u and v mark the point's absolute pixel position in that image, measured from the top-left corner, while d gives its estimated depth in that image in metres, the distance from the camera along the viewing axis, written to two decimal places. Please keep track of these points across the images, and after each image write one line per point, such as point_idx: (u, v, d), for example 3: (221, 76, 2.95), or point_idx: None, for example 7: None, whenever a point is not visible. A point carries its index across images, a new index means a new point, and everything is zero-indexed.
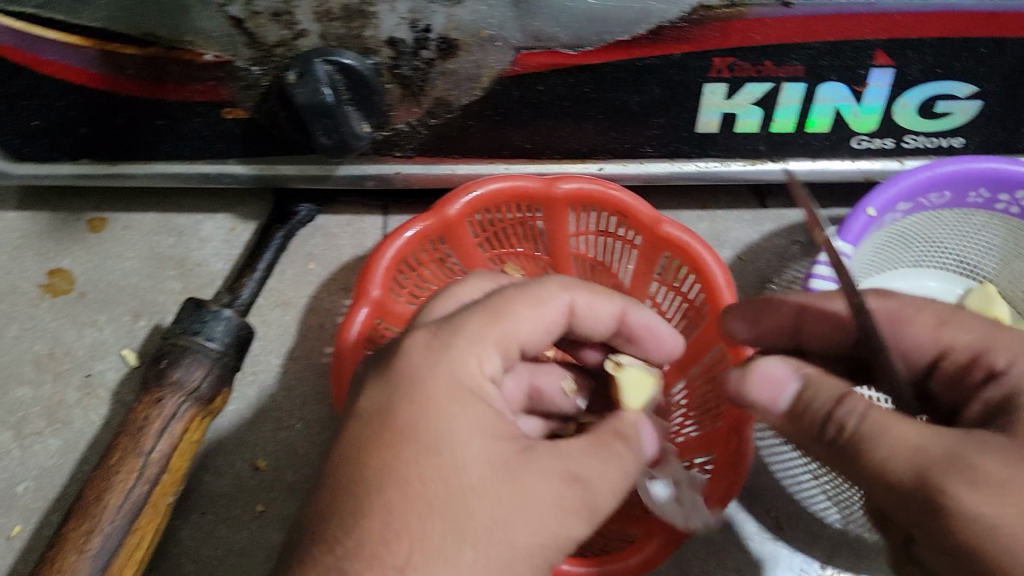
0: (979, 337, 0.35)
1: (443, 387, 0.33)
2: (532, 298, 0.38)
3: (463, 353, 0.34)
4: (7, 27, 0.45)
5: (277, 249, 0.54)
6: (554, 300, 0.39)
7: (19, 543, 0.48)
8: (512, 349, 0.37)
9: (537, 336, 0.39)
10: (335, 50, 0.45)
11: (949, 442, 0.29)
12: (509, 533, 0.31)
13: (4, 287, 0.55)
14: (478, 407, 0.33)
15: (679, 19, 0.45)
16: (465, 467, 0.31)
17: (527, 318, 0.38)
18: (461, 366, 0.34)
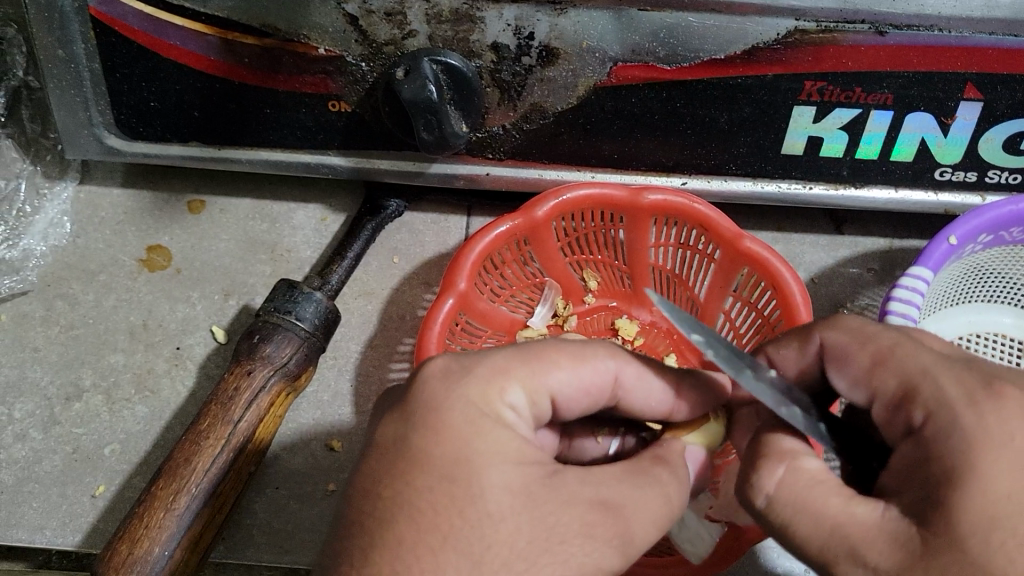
0: None
1: (472, 395, 0.32)
2: (581, 368, 0.35)
3: (483, 379, 0.33)
4: (138, 12, 0.47)
5: (367, 240, 0.57)
6: (601, 369, 0.36)
7: (102, 502, 0.49)
8: (542, 401, 0.35)
9: (575, 396, 0.36)
10: (442, 51, 0.47)
11: (831, 519, 0.30)
12: (533, 565, 0.29)
13: (105, 260, 0.57)
14: (498, 432, 0.32)
15: (775, 41, 0.46)
16: (486, 479, 0.30)
17: (570, 375, 0.35)
18: (484, 386, 0.33)
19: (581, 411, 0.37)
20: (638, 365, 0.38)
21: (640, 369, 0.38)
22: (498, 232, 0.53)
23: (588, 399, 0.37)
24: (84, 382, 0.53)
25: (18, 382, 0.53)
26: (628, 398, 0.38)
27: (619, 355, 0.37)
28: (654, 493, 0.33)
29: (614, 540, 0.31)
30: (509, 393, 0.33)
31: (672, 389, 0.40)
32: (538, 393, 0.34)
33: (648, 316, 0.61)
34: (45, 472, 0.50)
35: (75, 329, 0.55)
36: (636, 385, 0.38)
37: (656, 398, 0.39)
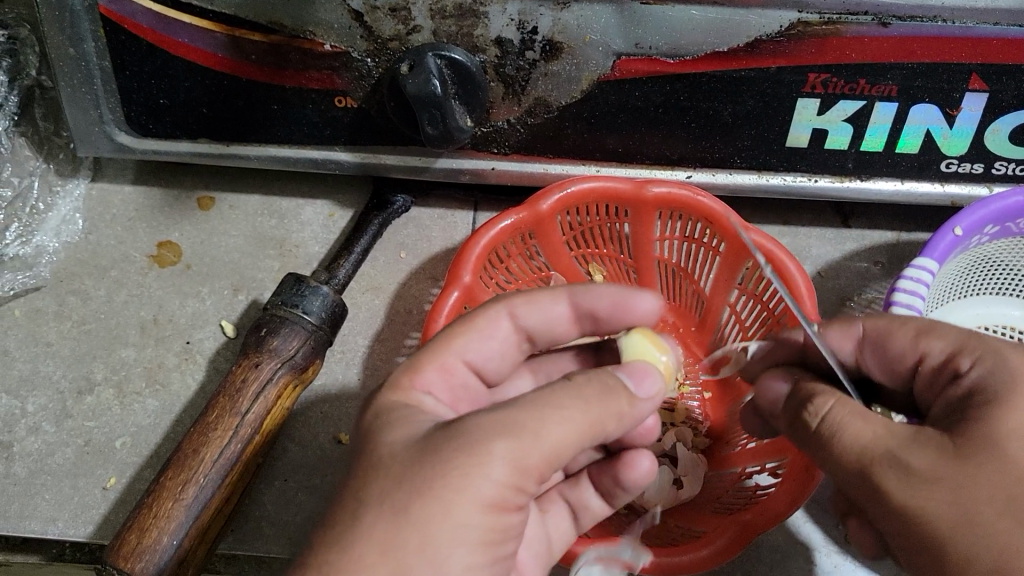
0: (954, 342, 0.36)
1: (394, 397, 0.36)
2: (479, 327, 0.41)
3: (398, 383, 0.37)
4: (147, 10, 0.48)
5: (374, 235, 0.57)
6: (496, 323, 0.42)
7: (113, 494, 0.50)
8: (459, 367, 0.40)
9: (484, 351, 0.41)
10: (446, 46, 0.48)
11: (889, 436, 0.34)
12: (444, 481, 0.30)
13: (117, 256, 0.58)
14: (410, 416, 0.35)
15: (778, 33, 0.47)
16: (388, 441, 0.33)
17: (470, 337, 0.41)
18: (398, 387, 0.37)
19: (500, 364, 0.43)
20: (523, 296, 0.42)
21: (528, 307, 0.43)
22: (502, 225, 0.54)
23: (500, 350, 0.42)
24: (96, 376, 0.54)
25: (31, 376, 0.54)
26: (531, 327, 0.43)
27: (504, 299, 0.42)
28: (567, 401, 0.33)
29: (501, 438, 0.31)
30: (422, 383, 0.37)
31: (565, 309, 0.44)
32: (451, 359, 0.39)
33: None
34: (57, 464, 0.51)
35: (87, 324, 0.56)
36: (529, 316, 0.43)
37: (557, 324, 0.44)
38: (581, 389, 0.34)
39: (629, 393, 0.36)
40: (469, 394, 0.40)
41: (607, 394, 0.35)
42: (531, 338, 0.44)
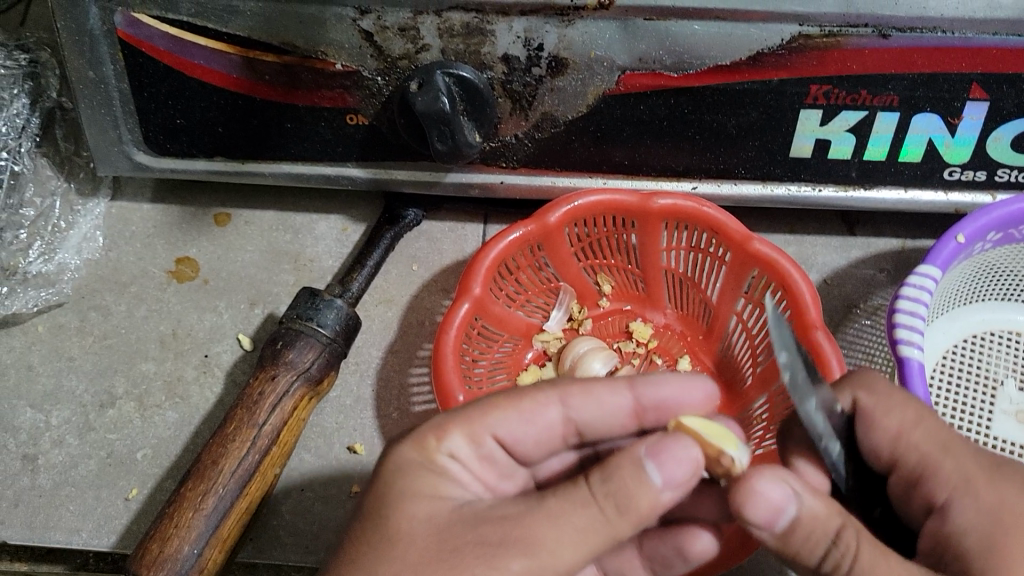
0: (935, 447, 0.37)
1: (411, 457, 0.36)
2: (523, 410, 0.38)
3: (422, 447, 0.36)
4: (164, 34, 0.49)
5: (386, 248, 0.58)
6: (544, 409, 0.39)
7: (135, 505, 0.51)
8: (489, 443, 0.37)
9: (524, 435, 0.38)
10: (454, 64, 0.49)
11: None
12: None
13: (136, 272, 0.60)
14: (428, 490, 0.35)
15: (780, 46, 0.47)
16: (406, 516, 0.33)
17: (509, 414, 0.38)
18: (422, 447, 0.36)
19: (535, 448, 0.39)
20: (579, 386, 0.40)
21: (583, 401, 0.40)
22: (511, 238, 0.55)
23: (538, 436, 0.39)
24: (117, 390, 0.55)
25: (55, 391, 0.55)
26: (582, 420, 0.40)
27: (559, 385, 0.39)
28: (582, 517, 0.32)
29: (518, 556, 0.32)
30: (450, 448, 0.36)
31: (625, 402, 0.41)
32: (480, 433, 0.37)
33: (662, 319, 0.63)
34: (81, 476, 0.52)
35: (108, 339, 0.57)
36: (582, 408, 0.40)
37: (610, 415, 0.41)
38: (599, 494, 0.33)
39: (651, 485, 0.33)
40: (497, 466, 0.38)
41: (628, 502, 0.33)
42: (579, 433, 0.41)
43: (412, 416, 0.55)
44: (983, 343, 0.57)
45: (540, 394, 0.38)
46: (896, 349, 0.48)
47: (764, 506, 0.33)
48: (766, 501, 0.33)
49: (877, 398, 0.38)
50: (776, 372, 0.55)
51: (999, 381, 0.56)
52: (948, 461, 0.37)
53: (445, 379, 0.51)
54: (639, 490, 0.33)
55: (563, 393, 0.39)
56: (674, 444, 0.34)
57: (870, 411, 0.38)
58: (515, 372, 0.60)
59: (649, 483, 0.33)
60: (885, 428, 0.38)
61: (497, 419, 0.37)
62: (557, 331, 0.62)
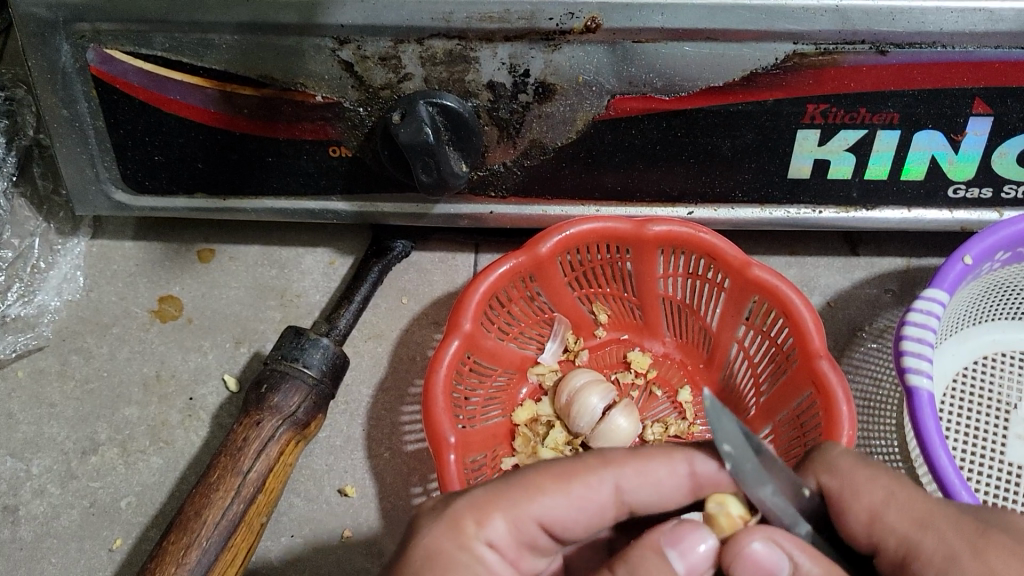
0: (911, 509, 0.33)
1: (441, 538, 0.33)
2: (572, 492, 0.35)
3: (457, 516, 0.34)
4: (139, 70, 0.48)
5: (374, 282, 0.57)
6: (594, 491, 0.35)
7: (119, 556, 0.50)
8: (533, 525, 0.35)
9: (570, 514, 0.35)
10: (438, 93, 0.47)
11: None
12: None
13: (118, 312, 0.58)
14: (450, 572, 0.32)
15: (774, 66, 0.46)
16: None
17: (557, 497, 0.34)
18: (457, 531, 0.33)
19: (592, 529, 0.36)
20: (634, 466, 0.36)
21: (643, 485, 0.36)
22: (501, 270, 0.53)
23: (591, 518, 0.35)
24: (100, 436, 0.54)
25: (36, 438, 0.54)
26: (640, 502, 0.36)
27: (613, 462, 0.36)
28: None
29: None
30: (487, 529, 0.34)
31: (683, 481, 0.36)
32: (521, 518, 0.34)
33: (662, 348, 0.61)
34: (63, 527, 0.51)
35: (90, 383, 0.55)
36: (637, 489, 0.36)
37: (671, 496, 0.36)
38: None
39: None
40: (535, 545, 0.36)
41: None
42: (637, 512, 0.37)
43: (405, 455, 0.54)
44: (995, 364, 0.55)
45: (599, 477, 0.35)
46: (905, 378, 0.46)
47: (756, 567, 0.32)
48: (761, 563, 0.32)
49: (841, 479, 0.35)
50: (782, 401, 0.53)
51: (1012, 404, 0.54)
52: (929, 537, 0.32)
53: (436, 422, 0.49)
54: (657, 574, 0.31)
55: (620, 471, 0.35)
56: (692, 532, 0.34)
57: (839, 496, 0.35)
58: (511, 408, 0.58)
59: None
60: (858, 507, 0.34)
61: (554, 508, 0.35)
62: (552, 363, 0.60)
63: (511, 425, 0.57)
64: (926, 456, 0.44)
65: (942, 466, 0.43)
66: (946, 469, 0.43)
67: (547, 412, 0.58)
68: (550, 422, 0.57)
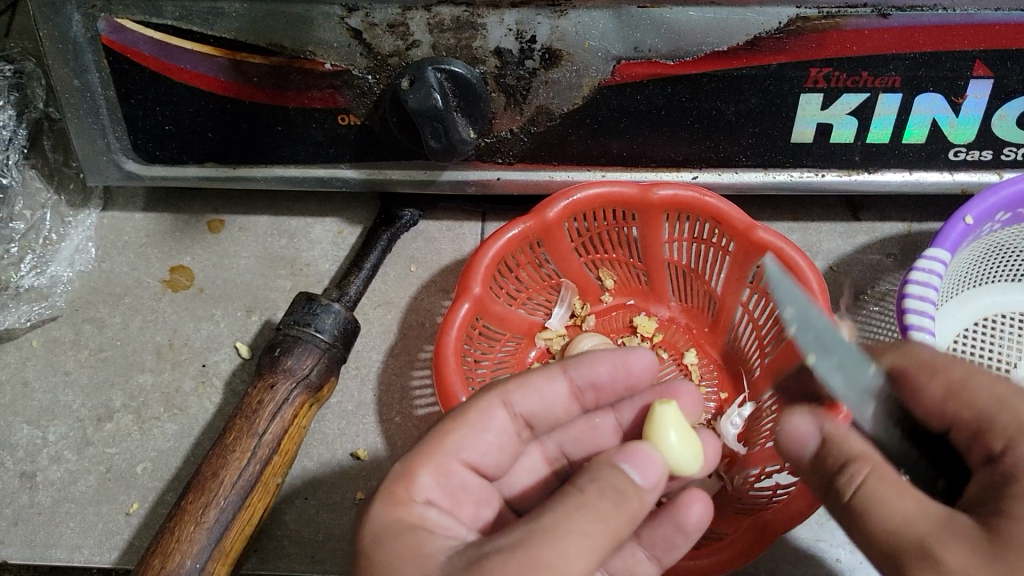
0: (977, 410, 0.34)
1: (385, 518, 0.34)
2: (473, 423, 0.38)
3: (390, 486, 0.35)
4: (150, 40, 0.49)
5: (383, 249, 0.57)
6: (491, 415, 0.38)
7: (136, 519, 0.51)
8: (455, 468, 0.37)
9: (478, 444, 0.38)
10: (446, 59, 0.48)
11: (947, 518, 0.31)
12: None
13: (130, 283, 0.59)
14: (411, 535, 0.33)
15: (777, 30, 0.46)
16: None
17: (463, 433, 0.38)
18: (395, 502, 0.35)
19: (499, 458, 0.40)
20: (516, 383, 0.40)
21: (523, 393, 0.40)
22: (509, 235, 0.54)
23: (495, 442, 0.39)
24: (115, 404, 0.54)
25: (51, 406, 0.54)
26: (527, 413, 0.41)
27: (496, 387, 0.39)
28: (587, 520, 0.31)
29: None
30: (418, 492, 0.35)
31: (562, 389, 0.42)
32: (445, 463, 0.37)
33: (667, 312, 0.62)
34: (81, 492, 0.52)
35: (104, 352, 0.56)
36: (524, 402, 0.40)
37: (554, 404, 0.42)
38: (593, 495, 0.32)
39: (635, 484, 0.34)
40: (469, 491, 0.38)
41: (619, 495, 0.32)
42: (529, 426, 0.41)
43: (416, 420, 0.54)
44: (995, 325, 0.57)
45: (493, 406, 0.38)
46: (907, 335, 0.46)
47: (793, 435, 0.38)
48: (798, 435, 0.38)
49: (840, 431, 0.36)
50: (789, 360, 0.54)
51: (1012, 363, 0.56)
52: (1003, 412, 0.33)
53: (448, 383, 0.49)
54: (630, 489, 0.33)
55: (508, 395, 0.39)
56: (642, 451, 0.35)
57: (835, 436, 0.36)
58: (519, 371, 0.59)
59: (633, 482, 0.34)
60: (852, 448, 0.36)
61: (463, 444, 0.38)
62: (559, 328, 0.61)
63: None
64: None
65: None
66: None
67: None
68: None
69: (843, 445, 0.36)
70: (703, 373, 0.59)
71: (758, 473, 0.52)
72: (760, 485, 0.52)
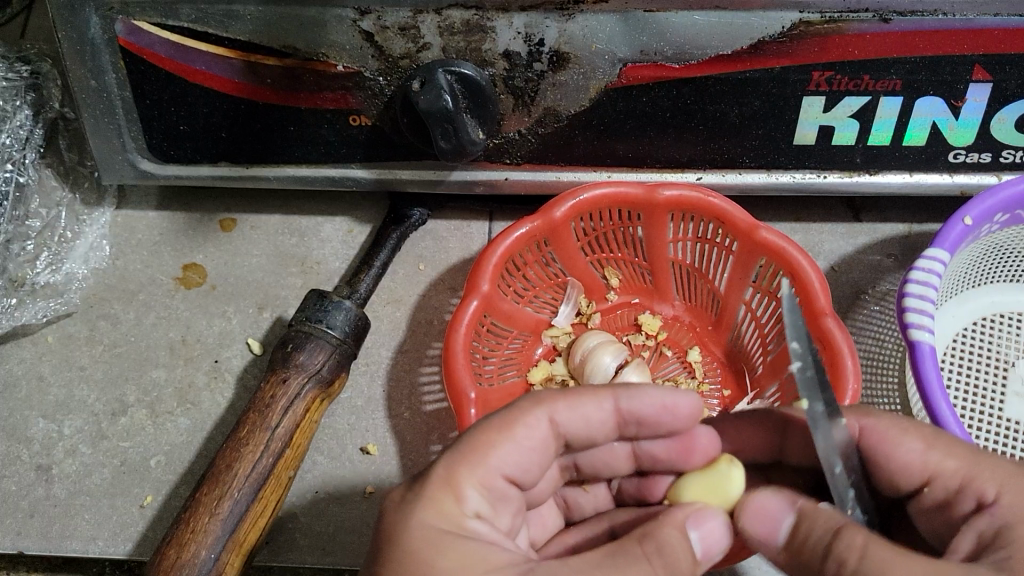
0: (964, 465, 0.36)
1: (425, 527, 0.34)
2: (518, 436, 0.38)
3: (435, 498, 0.35)
4: (166, 41, 0.50)
5: (392, 249, 0.58)
6: (535, 430, 0.38)
7: (150, 511, 0.52)
8: (497, 481, 0.37)
9: (525, 461, 0.38)
10: (456, 62, 0.49)
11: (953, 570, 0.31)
12: None
13: (144, 280, 0.60)
14: (456, 550, 0.33)
15: (780, 34, 0.47)
16: None
17: (508, 446, 0.37)
18: (438, 510, 0.34)
19: (538, 471, 0.40)
20: (564, 400, 0.40)
21: (569, 412, 0.40)
22: (518, 234, 0.55)
23: (539, 455, 0.39)
24: (129, 398, 0.55)
25: (66, 400, 0.55)
26: (570, 431, 0.41)
27: (544, 401, 0.39)
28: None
29: None
30: (464, 504, 0.35)
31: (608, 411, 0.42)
32: (490, 477, 0.36)
33: (671, 310, 0.63)
34: (95, 485, 0.53)
35: (118, 348, 0.57)
36: (569, 419, 0.40)
37: (599, 427, 0.42)
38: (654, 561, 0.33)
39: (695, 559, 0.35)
40: (506, 502, 0.38)
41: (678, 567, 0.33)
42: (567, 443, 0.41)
43: (424, 415, 0.55)
44: (994, 324, 0.57)
45: (537, 420, 0.38)
46: (907, 333, 0.48)
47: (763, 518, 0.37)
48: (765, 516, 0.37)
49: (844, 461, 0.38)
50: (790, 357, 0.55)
51: (1010, 362, 0.56)
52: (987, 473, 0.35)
53: (456, 378, 0.50)
54: (685, 557, 0.34)
55: (553, 410, 0.39)
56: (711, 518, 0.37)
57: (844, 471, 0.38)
58: (526, 368, 0.60)
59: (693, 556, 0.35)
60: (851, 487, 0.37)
61: (505, 458, 0.37)
62: (566, 325, 0.62)
63: (527, 385, 0.59)
64: (928, 407, 0.46)
65: (944, 416, 0.45)
66: (948, 419, 0.45)
67: (562, 371, 0.60)
68: (565, 381, 0.60)
69: (814, 518, 0.35)
70: (706, 370, 0.60)
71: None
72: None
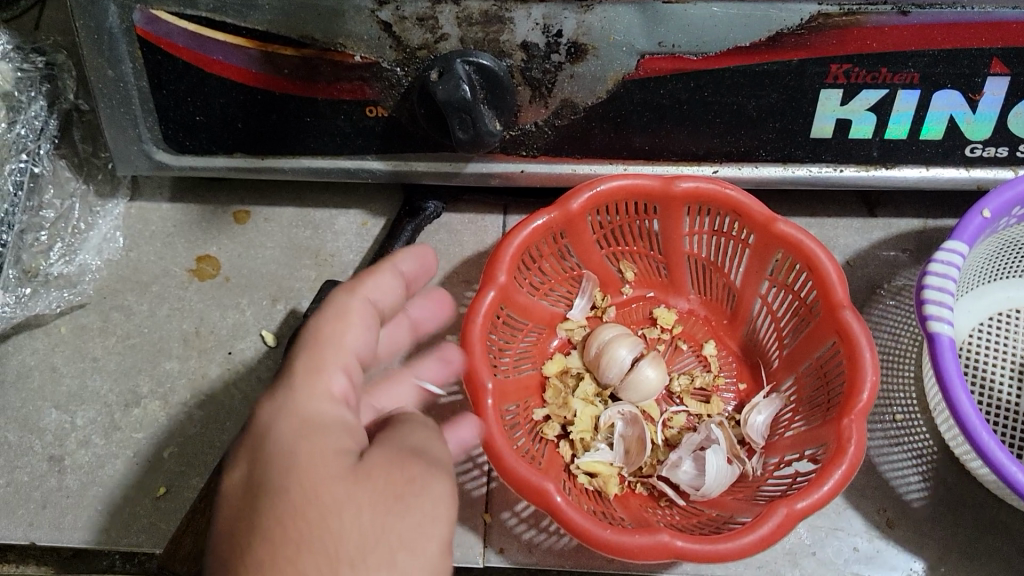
0: None
1: (292, 423, 0.35)
2: (355, 317, 0.39)
3: (307, 388, 0.36)
4: (183, 31, 0.50)
5: (408, 241, 0.59)
6: (353, 308, 0.39)
7: (164, 503, 0.51)
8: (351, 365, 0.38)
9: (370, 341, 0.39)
10: (473, 53, 0.49)
11: None
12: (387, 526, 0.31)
13: (157, 271, 0.59)
14: (325, 441, 0.34)
15: (799, 26, 0.47)
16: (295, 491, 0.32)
17: (336, 325, 0.38)
18: (319, 389, 0.36)
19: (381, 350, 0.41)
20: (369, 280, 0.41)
21: (371, 292, 0.41)
22: (535, 225, 0.55)
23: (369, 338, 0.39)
24: (142, 389, 0.55)
25: (80, 391, 0.55)
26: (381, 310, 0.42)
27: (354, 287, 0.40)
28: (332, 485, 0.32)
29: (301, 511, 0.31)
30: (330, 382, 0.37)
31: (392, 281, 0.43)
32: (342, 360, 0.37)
33: (687, 305, 0.62)
34: (109, 476, 0.52)
35: (132, 339, 0.57)
36: (372, 294, 0.41)
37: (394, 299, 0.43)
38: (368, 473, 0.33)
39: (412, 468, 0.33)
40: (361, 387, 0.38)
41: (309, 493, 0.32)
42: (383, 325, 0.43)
43: None
44: (1009, 321, 0.57)
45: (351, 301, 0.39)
46: (926, 325, 0.47)
47: None
48: None
49: None
50: (806, 351, 0.56)
51: None
52: None
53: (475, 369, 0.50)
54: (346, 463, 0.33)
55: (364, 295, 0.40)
56: None
57: None
58: (541, 361, 0.60)
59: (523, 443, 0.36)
60: None
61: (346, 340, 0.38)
62: (581, 319, 0.61)
63: (542, 378, 0.59)
64: (947, 400, 0.45)
65: (964, 408, 0.45)
66: (968, 412, 0.45)
67: (576, 365, 0.60)
68: (580, 374, 0.60)
69: None
70: (722, 365, 0.60)
71: (777, 461, 0.54)
72: (780, 473, 0.53)
